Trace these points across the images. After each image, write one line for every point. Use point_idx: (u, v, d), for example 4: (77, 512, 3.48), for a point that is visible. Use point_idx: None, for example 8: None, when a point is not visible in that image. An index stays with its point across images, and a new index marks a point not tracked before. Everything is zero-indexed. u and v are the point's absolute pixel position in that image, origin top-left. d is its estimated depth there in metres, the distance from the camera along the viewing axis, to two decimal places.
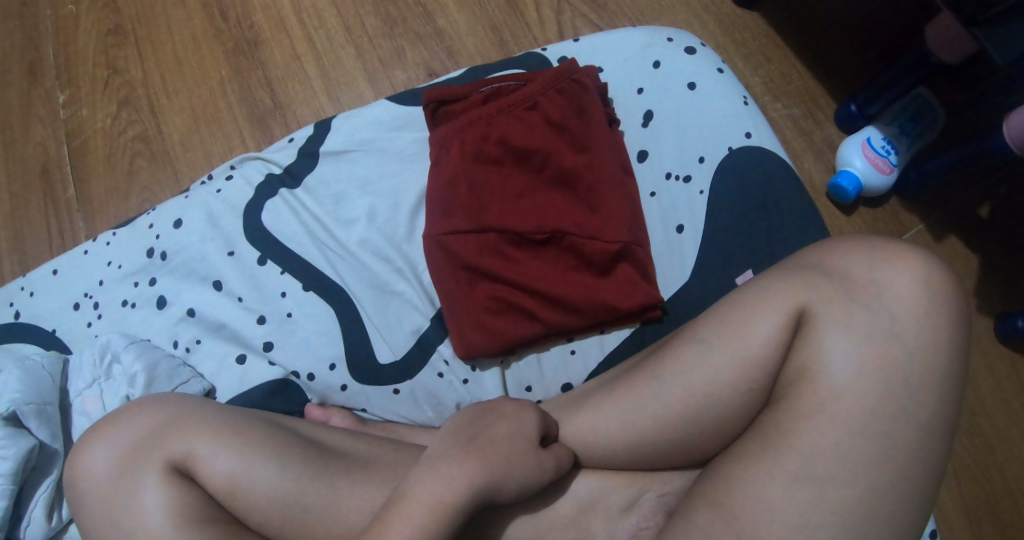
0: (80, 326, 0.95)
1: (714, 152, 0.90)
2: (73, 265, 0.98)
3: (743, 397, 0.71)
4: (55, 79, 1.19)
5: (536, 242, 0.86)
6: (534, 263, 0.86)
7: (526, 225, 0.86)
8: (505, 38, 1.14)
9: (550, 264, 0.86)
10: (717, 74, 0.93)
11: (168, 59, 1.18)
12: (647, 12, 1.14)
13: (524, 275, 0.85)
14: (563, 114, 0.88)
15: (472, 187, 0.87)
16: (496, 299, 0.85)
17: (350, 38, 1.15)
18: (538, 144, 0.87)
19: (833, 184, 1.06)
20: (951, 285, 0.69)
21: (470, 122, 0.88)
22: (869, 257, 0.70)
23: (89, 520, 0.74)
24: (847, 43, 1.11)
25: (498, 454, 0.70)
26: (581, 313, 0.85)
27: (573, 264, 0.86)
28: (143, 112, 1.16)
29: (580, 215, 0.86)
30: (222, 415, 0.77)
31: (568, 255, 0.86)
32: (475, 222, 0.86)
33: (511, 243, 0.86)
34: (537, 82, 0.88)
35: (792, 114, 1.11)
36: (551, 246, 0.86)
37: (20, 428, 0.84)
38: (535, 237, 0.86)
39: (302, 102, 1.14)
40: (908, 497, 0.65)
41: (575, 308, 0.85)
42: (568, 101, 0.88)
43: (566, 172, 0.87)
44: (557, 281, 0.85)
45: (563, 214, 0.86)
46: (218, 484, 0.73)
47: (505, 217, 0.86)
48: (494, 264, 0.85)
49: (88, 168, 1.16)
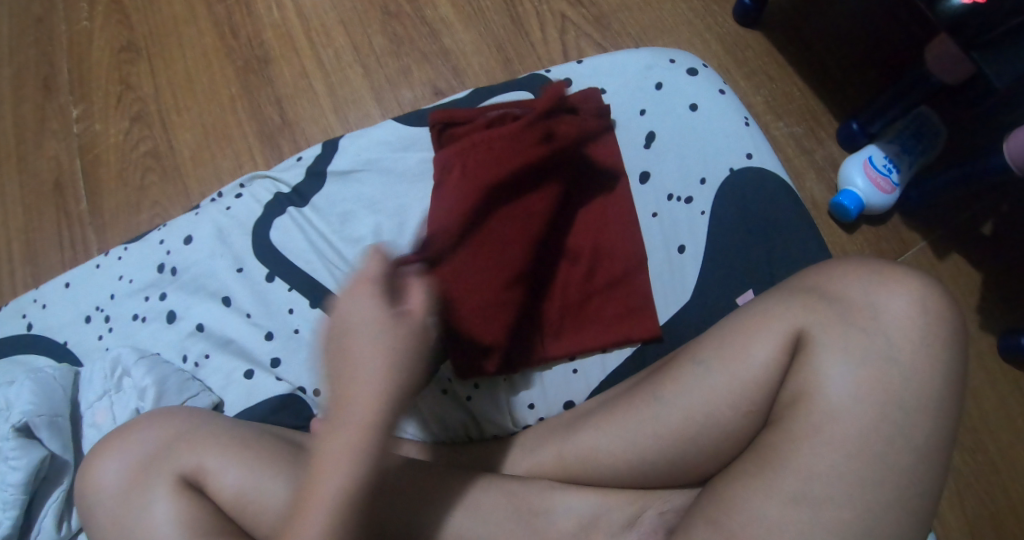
0: (90, 339, 0.97)
1: (715, 173, 0.92)
2: (85, 279, 1.00)
3: (741, 419, 0.73)
4: (69, 95, 1.22)
5: (518, 277, 0.85)
6: (509, 297, 0.84)
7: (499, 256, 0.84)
8: (509, 57, 1.15)
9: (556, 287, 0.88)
10: (719, 96, 0.95)
11: (178, 75, 1.20)
12: (650, 32, 1.16)
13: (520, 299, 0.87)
14: (559, 142, 0.88)
15: (447, 225, 0.85)
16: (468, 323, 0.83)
17: (357, 57, 1.17)
18: (517, 177, 0.86)
19: (834, 203, 1.07)
20: (946, 307, 0.70)
21: (471, 145, 0.89)
22: (866, 279, 0.71)
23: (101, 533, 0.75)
24: (849, 64, 1.13)
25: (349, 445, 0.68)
26: (584, 338, 0.87)
27: (575, 286, 0.88)
28: (155, 128, 1.19)
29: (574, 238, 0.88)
30: (233, 429, 0.79)
31: (571, 277, 0.88)
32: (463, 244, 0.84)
33: (487, 276, 0.83)
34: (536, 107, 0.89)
35: (794, 132, 1.12)
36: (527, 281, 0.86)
37: (32, 439, 0.87)
38: (510, 271, 0.84)
39: (310, 120, 1.16)
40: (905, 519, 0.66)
41: (581, 331, 0.88)
42: (566, 128, 0.89)
43: (557, 198, 0.88)
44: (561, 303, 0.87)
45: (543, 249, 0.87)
46: (228, 499, 0.75)
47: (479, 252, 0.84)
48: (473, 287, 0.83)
49: (100, 183, 1.18)
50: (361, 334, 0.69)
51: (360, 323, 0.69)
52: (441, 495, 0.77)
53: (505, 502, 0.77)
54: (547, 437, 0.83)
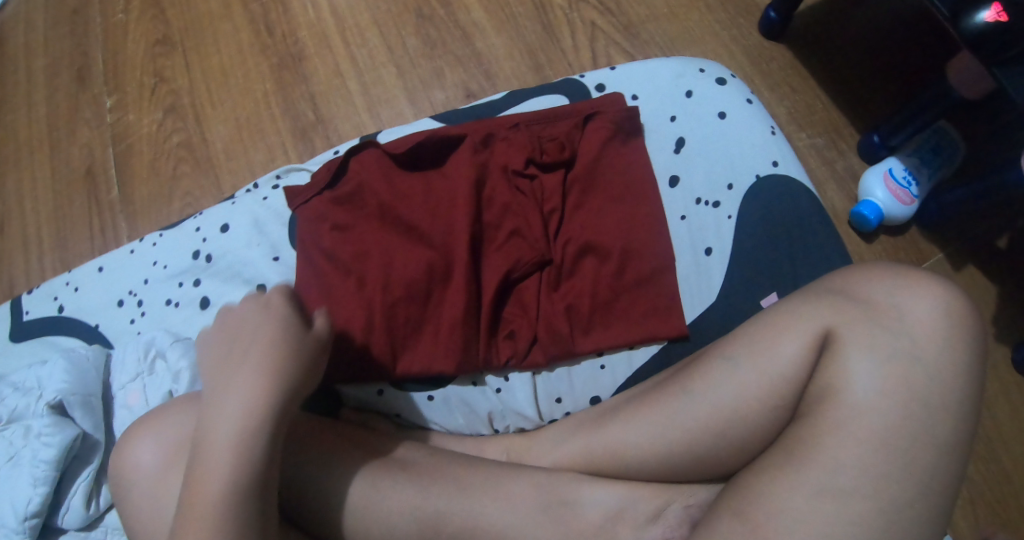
0: (122, 323, 1.00)
1: (742, 179, 0.94)
2: (120, 264, 1.03)
3: (768, 414, 0.75)
4: (103, 85, 1.25)
5: (402, 298, 0.86)
6: (395, 317, 0.86)
7: (386, 274, 0.87)
8: (540, 62, 1.17)
9: (583, 279, 0.88)
10: (746, 105, 0.98)
11: (213, 69, 1.23)
12: (677, 43, 1.19)
13: (528, 293, 0.88)
14: (535, 140, 0.92)
15: (415, 258, 0.87)
16: (432, 348, 0.86)
17: (391, 57, 1.19)
18: (398, 204, 0.89)
19: (855, 213, 1.10)
20: (969, 311, 0.72)
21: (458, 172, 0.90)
22: (891, 282, 0.74)
23: (136, 512, 0.77)
24: (871, 80, 1.16)
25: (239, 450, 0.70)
26: (600, 335, 0.88)
27: (605, 280, 0.88)
28: (188, 119, 1.21)
29: (580, 231, 0.89)
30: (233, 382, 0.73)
31: (606, 269, 0.88)
32: (429, 279, 0.87)
33: (373, 300, 0.86)
34: (499, 119, 0.94)
35: (815, 143, 1.15)
36: (420, 295, 0.86)
37: (65, 417, 0.88)
38: (407, 293, 0.86)
39: (343, 117, 1.18)
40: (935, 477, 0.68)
41: (601, 324, 0.88)
42: (547, 129, 0.93)
43: (554, 193, 0.90)
44: (582, 296, 0.88)
45: (437, 258, 0.87)
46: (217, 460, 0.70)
47: (361, 280, 0.87)
48: (433, 321, 0.86)
49: (132, 172, 1.20)
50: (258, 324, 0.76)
51: (255, 322, 0.77)
52: (473, 484, 0.79)
53: (533, 493, 0.79)
54: (576, 430, 0.85)
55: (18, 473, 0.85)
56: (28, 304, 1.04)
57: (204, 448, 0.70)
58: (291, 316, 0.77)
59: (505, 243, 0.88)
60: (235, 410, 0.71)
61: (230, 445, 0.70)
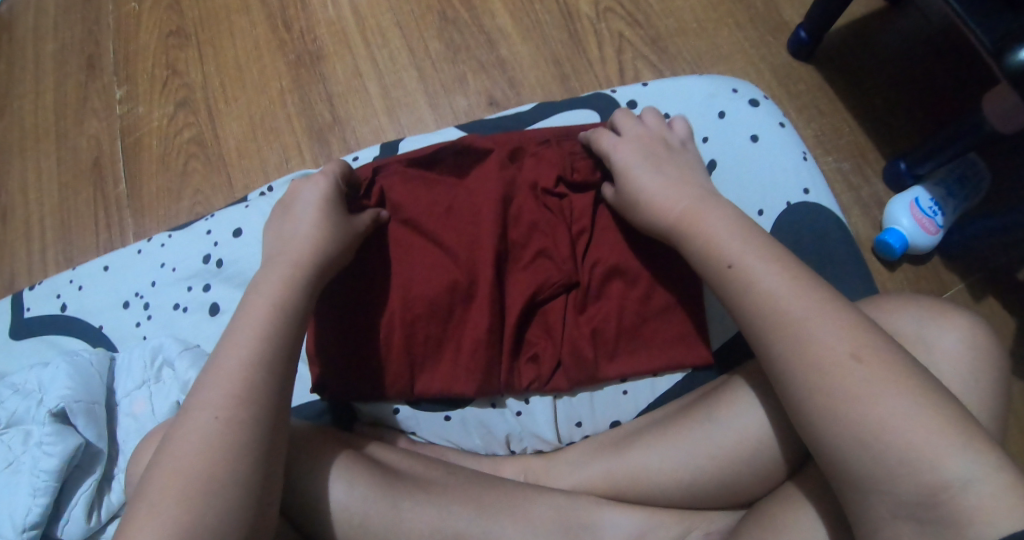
0: (127, 326, 0.97)
1: (773, 206, 0.93)
2: (127, 264, 1.01)
3: (794, 445, 0.74)
4: (113, 75, 1.21)
5: (423, 315, 0.84)
6: (417, 334, 0.84)
7: (408, 288, 0.85)
8: (566, 72, 1.15)
9: (610, 304, 0.86)
10: (779, 128, 0.96)
11: (228, 63, 1.19)
12: (705, 58, 1.16)
13: (554, 317, 0.86)
14: (565, 157, 0.89)
15: (437, 281, 0.84)
16: (455, 373, 0.84)
17: (413, 60, 1.16)
18: (421, 219, 0.87)
19: (880, 241, 1.08)
20: (997, 354, 0.71)
21: (483, 187, 0.86)
22: (918, 316, 0.73)
23: None
24: (901, 104, 1.14)
25: (221, 433, 0.65)
26: (625, 363, 0.86)
27: (631, 306, 0.85)
28: (200, 114, 1.18)
29: (608, 253, 0.86)
30: (229, 357, 0.69)
31: (634, 294, 0.85)
32: (453, 301, 0.84)
33: (393, 317, 0.84)
34: (530, 133, 0.91)
35: (841, 168, 1.13)
36: (440, 312, 0.84)
37: (67, 425, 0.85)
38: (427, 313, 0.84)
39: (361, 120, 1.15)
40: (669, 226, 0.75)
41: (627, 351, 0.86)
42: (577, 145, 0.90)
43: (583, 213, 0.87)
44: (607, 323, 0.85)
45: (458, 276, 0.84)
46: (197, 438, 0.65)
47: (383, 295, 0.85)
48: (456, 342, 0.84)
49: (140, 166, 1.17)
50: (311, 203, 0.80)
51: (307, 201, 0.80)
52: (493, 505, 0.77)
53: (554, 516, 0.77)
54: (595, 453, 0.83)
55: (17, 481, 0.82)
56: (31, 301, 1.01)
57: (205, 387, 0.68)
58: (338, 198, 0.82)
59: (531, 263, 0.86)
60: (226, 388, 0.67)
61: (229, 390, 0.67)
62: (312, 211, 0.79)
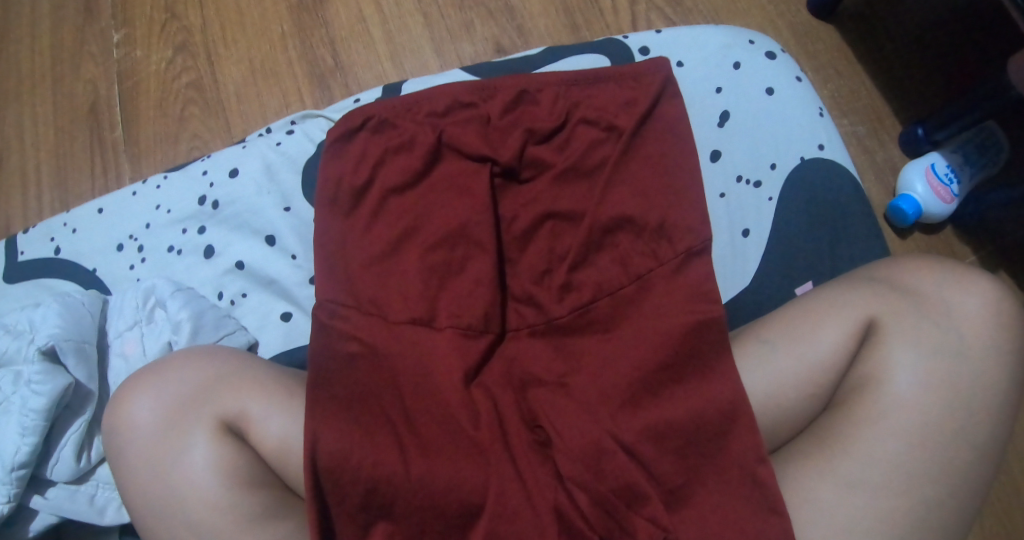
0: (121, 269, 0.95)
1: (786, 160, 0.92)
2: (120, 206, 0.98)
3: (801, 401, 0.75)
4: (110, 18, 1.18)
5: (425, 316, 0.78)
6: (444, 430, 0.76)
7: (405, 319, 0.78)
8: (576, 22, 1.12)
9: (625, 340, 0.77)
10: (796, 82, 0.95)
11: (229, 7, 1.16)
12: (723, 10, 1.13)
13: (583, 366, 0.78)
14: (560, 109, 0.86)
15: (431, 280, 0.80)
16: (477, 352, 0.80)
17: (418, 6, 1.13)
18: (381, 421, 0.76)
19: (892, 206, 1.04)
20: (1001, 330, 0.73)
21: (430, 413, 0.76)
22: (940, 278, 0.75)
23: (136, 375, 0.77)
24: (922, 62, 1.10)
25: (124, 481, 0.75)
26: (676, 419, 0.74)
27: (661, 337, 0.76)
28: (199, 59, 1.14)
29: (660, 476, 0.73)
30: (140, 461, 0.74)
31: (666, 294, 0.78)
32: (450, 316, 0.79)
33: (394, 413, 0.76)
34: (539, 77, 0.87)
35: (857, 130, 1.09)
36: (481, 435, 0.75)
37: (57, 364, 0.83)
38: (429, 310, 0.79)
39: (364, 66, 1.12)
40: (814, 396, 0.75)
41: (680, 400, 0.75)
42: (577, 94, 0.86)
43: (588, 168, 0.83)
44: (640, 370, 0.76)
45: (474, 222, 0.81)
46: (119, 477, 0.75)
47: (380, 332, 0.78)
48: (462, 322, 0.79)
49: (137, 112, 1.14)
50: (229, 483, 0.73)
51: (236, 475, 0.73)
52: None
53: None
54: None
55: (5, 420, 0.80)
56: (24, 244, 0.98)
57: (129, 458, 0.75)
58: (245, 478, 0.74)
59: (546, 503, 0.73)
60: (133, 474, 0.74)
61: (133, 478, 0.74)
62: (220, 480, 0.73)
